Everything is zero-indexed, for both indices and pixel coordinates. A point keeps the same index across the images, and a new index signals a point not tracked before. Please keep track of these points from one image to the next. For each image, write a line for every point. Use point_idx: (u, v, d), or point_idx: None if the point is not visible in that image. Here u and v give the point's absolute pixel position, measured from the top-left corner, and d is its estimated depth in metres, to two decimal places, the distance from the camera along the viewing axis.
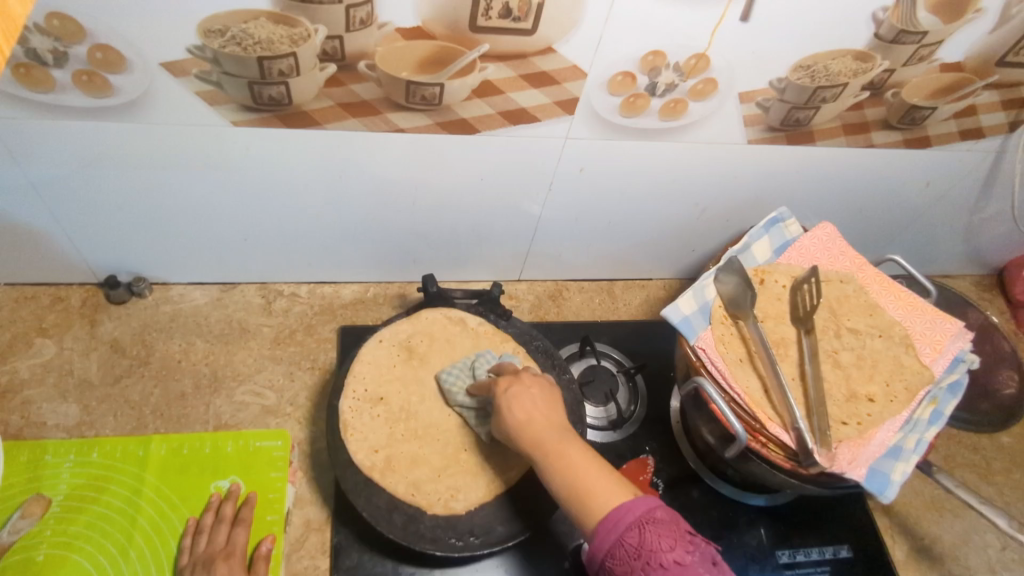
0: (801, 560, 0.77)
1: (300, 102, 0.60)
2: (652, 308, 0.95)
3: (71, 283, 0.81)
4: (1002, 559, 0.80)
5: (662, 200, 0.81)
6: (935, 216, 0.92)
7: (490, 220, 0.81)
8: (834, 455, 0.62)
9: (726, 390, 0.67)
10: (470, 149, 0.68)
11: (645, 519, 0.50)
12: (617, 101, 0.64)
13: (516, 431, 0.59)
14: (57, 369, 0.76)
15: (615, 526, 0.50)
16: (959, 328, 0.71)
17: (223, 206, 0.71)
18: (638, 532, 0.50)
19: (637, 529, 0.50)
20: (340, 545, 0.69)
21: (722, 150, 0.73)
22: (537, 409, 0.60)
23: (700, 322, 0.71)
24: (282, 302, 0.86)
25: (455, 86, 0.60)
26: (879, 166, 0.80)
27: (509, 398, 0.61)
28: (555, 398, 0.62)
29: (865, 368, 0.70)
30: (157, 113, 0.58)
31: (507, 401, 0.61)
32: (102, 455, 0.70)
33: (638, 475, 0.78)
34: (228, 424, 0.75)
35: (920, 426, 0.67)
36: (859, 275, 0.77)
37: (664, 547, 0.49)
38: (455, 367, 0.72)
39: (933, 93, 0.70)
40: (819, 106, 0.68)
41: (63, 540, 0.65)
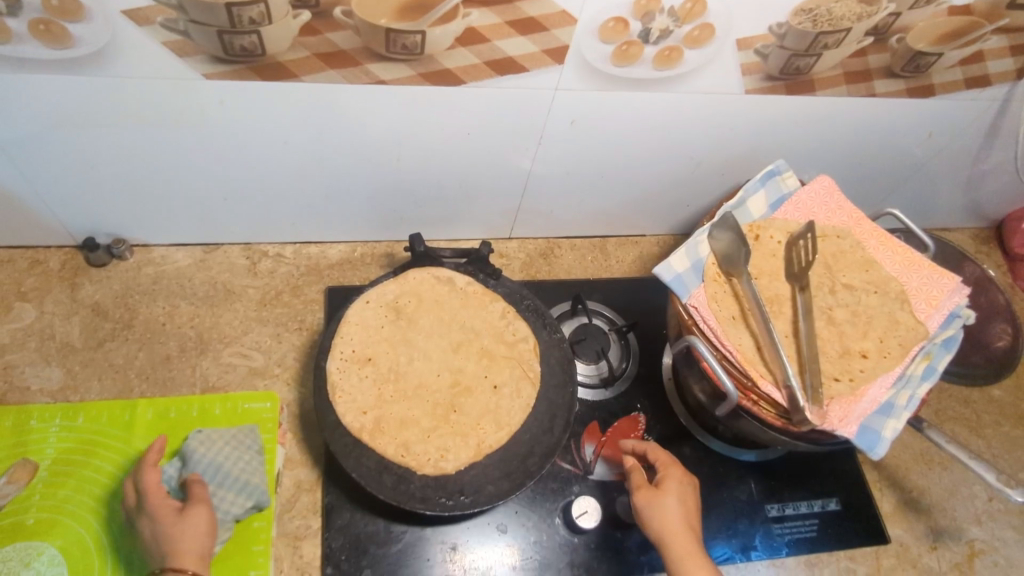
0: (789, 513, 0.78)
1: (274, 53, 0.56)
2: (646, 265, 0.94)
3: (49, 246, 0.79)
4: (988, 510, 0.81)
5: (656, 154, 0.78)
6: (936, 168, 0.90)
7: (479, 176, 0.78)
8: (826, 413, 0.62)
9: (717, 348, 0.66)
10: (456, 103, 0.65)
11: None
12: (609, 49, 0.61)
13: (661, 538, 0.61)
14: (39, 334, 0.75)
15: None
16: (956, 284, 0.70)
17: (200, 165, 0.69)
18: None
19: None
20: (331, 505, 0.69)
21: (719, 101, 0.70)
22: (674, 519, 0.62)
23: (692, 280, 0.69)
24: (267, 263, 0.84)
25: (437, 34, 0.56)
26: (881, 116, 0.78)
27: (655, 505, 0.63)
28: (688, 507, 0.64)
29: (859, 325, 0.70)
30: (123, 66, 0.55)
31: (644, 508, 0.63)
32: (88, 419, 0.70)
33: (628, 433, 0.78)
34: (216, 386, 0.75)
35: (912, 382, 0.66)
36: (856, 230, 0.76)
37: None
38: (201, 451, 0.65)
39: (940, 38, 0.67)
40: (821, 53, 0.65)
41: (52, 504, 0.65)
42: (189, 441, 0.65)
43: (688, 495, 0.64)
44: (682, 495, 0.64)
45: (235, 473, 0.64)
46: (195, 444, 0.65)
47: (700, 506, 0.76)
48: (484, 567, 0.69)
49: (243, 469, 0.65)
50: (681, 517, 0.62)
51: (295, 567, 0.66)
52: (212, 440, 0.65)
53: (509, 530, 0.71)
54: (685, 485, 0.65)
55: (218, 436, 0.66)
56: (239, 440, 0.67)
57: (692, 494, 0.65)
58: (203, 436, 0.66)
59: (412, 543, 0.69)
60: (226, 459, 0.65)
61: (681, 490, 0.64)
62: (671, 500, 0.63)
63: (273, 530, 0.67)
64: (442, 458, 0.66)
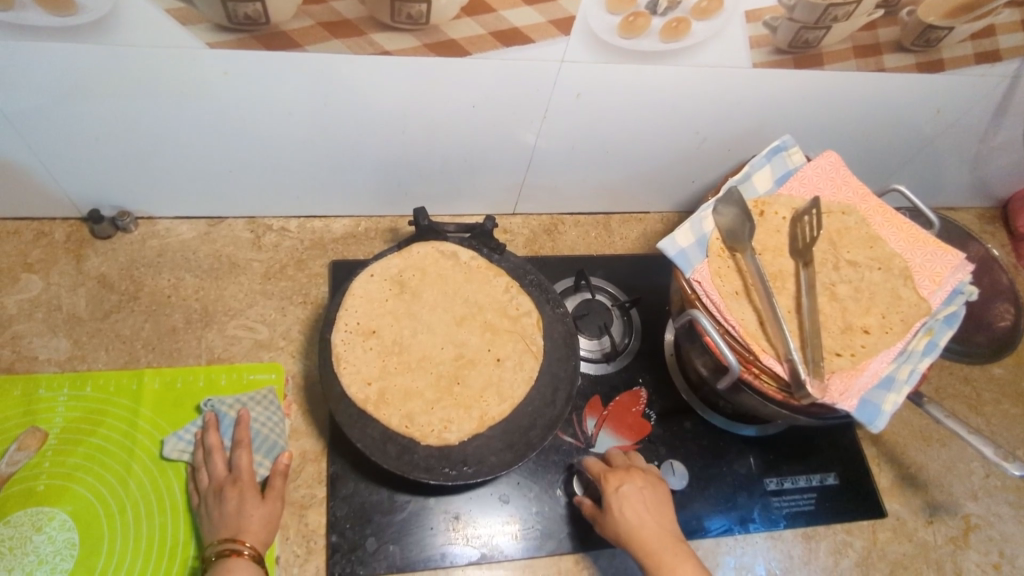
0: (788, 487, 0.78)
1: (278, 21, 0.56)
2: (649, 241, 0.94)
3: (54, 218, 0.79)
4: (985, 486, 0.82)
5: (662, 129, 0.78)
6: (943, 145, 0.89)
7: (483, 150, 0.78)
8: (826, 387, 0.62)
9: (720, 322, 0.66)
10: (461, 75, 0.65)
11: None
12: (616, 20, 0.61)
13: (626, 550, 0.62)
14: (46, 305, 0.75)
15: None
16: (960, 260, 0.70)
17: (203, 136, 0.69)
18: None
19: None
20: (336, 474, 0.70)
21: (726, 75, 0.69)
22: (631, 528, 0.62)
23: (696, 255, 0.69)
24: (271, 237, 0.84)
25: (442, 3, 0.56)
26: (889, 92, 0.77)
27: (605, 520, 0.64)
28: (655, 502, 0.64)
29: (862, 300, 0.70)
30: (127, 34, 0.55)
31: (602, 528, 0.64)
32: (96, 389, 0.71)
33: (631, 407, 0.79)
34: (221, 357, 0.75)
35: (913, 357, 0.67)
36: (861, 207, 0.75)
37: None
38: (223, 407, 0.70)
39: (952, 12, 0.66)
40: (830, 26, 0.64)
41: (62, 471, 0.66)
42: (221, 410, 0.70)
43: (631, 501, 0.63)
44: (625, 506, 0.63)
45: (270, 435, 0.69)
46: (228, 415, 0.69)
47: (700, 479, 0.77)
48: (487, 537, 0.70)
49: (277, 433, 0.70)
50: (632, 528, 0.62)
51: (301, 534, 0.68)
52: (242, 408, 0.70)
53: (511, 500, 0.72)
54: (623, 491, 0.64)
55: (249, 403, 0.71)
56: (268, 404, 0.71)
57: (639, 496, 0.64)
58: (235, 404, 0.70)
59: (416, 512, 0.70)
60: (261, 424, 0.70)
61: (621, 499, 0.64)
62: (615, 514, 0.63)
63: None
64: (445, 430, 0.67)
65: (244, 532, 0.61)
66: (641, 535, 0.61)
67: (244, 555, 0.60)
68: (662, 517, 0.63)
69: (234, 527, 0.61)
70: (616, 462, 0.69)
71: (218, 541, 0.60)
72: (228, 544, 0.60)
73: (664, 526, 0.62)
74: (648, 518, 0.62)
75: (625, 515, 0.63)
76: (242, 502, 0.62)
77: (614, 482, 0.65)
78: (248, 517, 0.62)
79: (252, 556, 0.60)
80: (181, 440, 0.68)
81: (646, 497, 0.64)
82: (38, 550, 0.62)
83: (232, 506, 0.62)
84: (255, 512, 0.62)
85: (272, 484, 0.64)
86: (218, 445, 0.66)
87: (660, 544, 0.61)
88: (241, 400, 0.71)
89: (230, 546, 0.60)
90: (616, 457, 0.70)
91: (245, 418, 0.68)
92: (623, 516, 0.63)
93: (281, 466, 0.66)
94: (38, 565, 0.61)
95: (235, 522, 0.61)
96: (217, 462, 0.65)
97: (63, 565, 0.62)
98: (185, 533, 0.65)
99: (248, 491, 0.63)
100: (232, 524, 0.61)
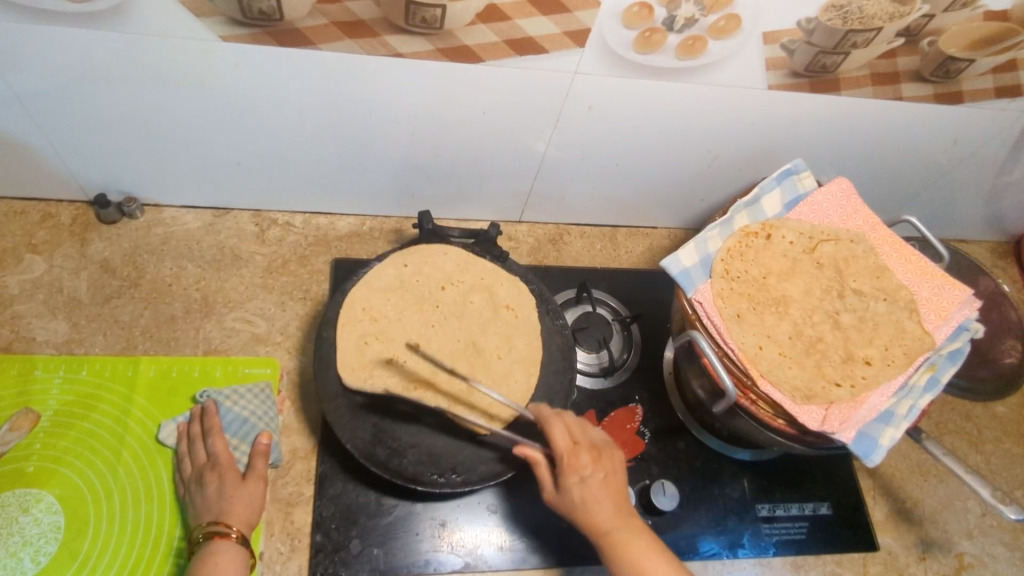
0: (779, 514, 0.78)
1: (293, 18, 0.56)
2: (654, 257, 0.93)
3: (61, 200, 0.79)
4: (981, 525, 0.81)
5: (674, 146, 0.77)
6: (958, 177, 0.88)
7: (492, 157, 0.78)
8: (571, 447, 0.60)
9: (719, 345, 0.65)
10: (473, 80, 0.64)
11: None
12: (632, 35, 0.60)
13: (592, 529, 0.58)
14: (47, 287, 0.75)
15: None
16: (968, 296, 0.69)
17: (212, 128, 0.69)
18: None
19: None
20: (325, 474, 0.70)
21: (741, 94, 0.68)
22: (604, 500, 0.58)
23: (700, 275, 0.69)
24: (276, 231, 0.84)
25: (458, 8, 0.55)
26: (906, 121, 0.76)
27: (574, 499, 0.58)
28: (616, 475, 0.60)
29: (865, 331, 0.69)
30: (143, 24, 0.55)
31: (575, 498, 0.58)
32: (91, 373, 0.71)
33: (625, 423, 0.79)
34: (218, 349, 0.75)
35: (914, 392, 0.66)
36: (871, 235, 0.74)
37: None
38: (215, 395, 0.69)
39: (972, 45, 0.65)
40: (848, 52, 0.64)
41: (52, 454, 0.66)
42: (217, 398, 0.69)
43: (593, 491, 0.58)
44: (583, 495, 0.58)
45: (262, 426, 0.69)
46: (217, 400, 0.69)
47: (690, 502, 0.76)
48: (472, 546, 0.69)
49: (268, 424, 0.70)
50: (596, 519, 0.58)
51: (286, 532, 0.67)
52: (230, 397, 0.70)
53: (499, 511, 0.71)
54: (589, 478, 0.58)
55: (236, 394, 0.70)
56: (261, 397, 0.71)
57: (607, 484, 0.59)
58: (229, 394, 0.70)
59: (403, 517, 0.69)
60: (251, 413, 0.69)
61: (583, 490, 0.58)
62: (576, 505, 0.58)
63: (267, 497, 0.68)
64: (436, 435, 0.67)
65: (227, 515, 0.61)
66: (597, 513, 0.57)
67: (230, 536, 0.60)
68: (620, 494, 0.59)
69: (217, 509, 0.61)
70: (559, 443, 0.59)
71: (204, 525, 0.60)
72: (213, 527, 0.60)
73: (622, 500, 0.59)
74: (611, 501, 0.58)
75: (579, 503, 0.58)
76: (222, 485, 0.62)
77: (574, 473, 0.58)
78: (230, 501, 0.61)
79: (239, 538, 0.60)
80: (176, 425, 0.68)
81: (612, 482, 0.59)
82: (23, 532, 0.62)
83: (213, 490, 0.62)
84: (236, 494, 0.62)
85: (254, 464, 0.65)
86: (217, 429, 0.66)
87: (620, 523, 0.58)
88: (235, 390, 0.70)
89: (214, 528, 0.60)
90: (570, 428, 0.62)
91: (212, 408, 0.67)
92: (591, 509, 0.58)
93: (261, 446, 0.66)
94: (21, 546, 0.61)
95: (218, 506, 0.61)
96: (199, 450, 0.65)
97: (46, 548, 0.62)
98: (171, 524, 0.65)
99: (228, 475, 0.63)
100: (215, 507, 0.61)
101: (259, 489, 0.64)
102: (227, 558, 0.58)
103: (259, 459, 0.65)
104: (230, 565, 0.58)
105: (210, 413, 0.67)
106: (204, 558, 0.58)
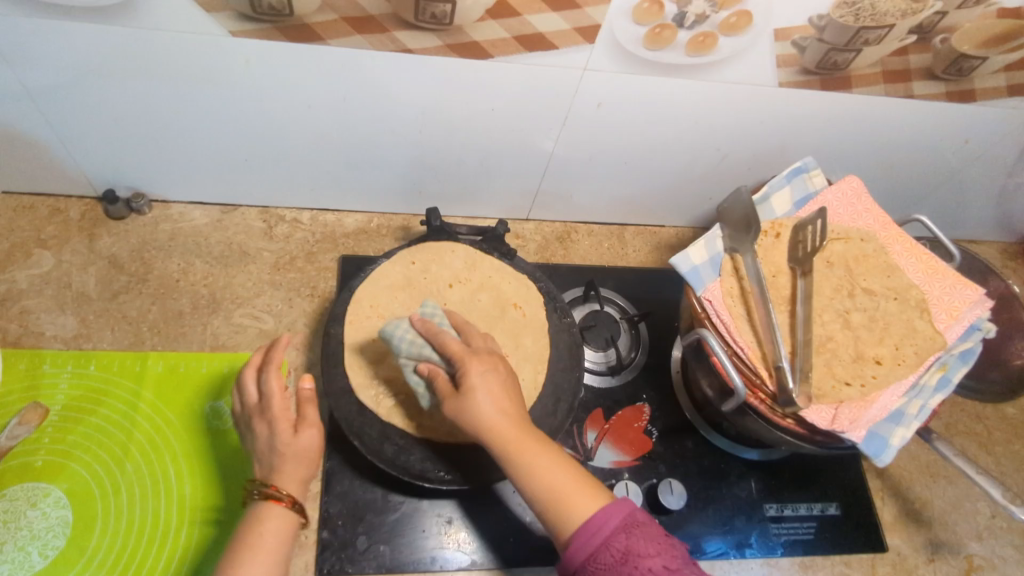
0: (787, 514, 0.77)
1: (302, 14, 0.56)
2: (662, 255, 0.93)
3: (70, 196, 0.80)
4: (990, 527, 0.80)
5: (683, 143, 0.77)
6: (969, 176, 0.87)
7: (500, 154, 0.78)
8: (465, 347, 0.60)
9: (729, 343, 0.65)
10: (482, 75, 0.64)
11: (625, 526, 0.53)
12: (642, 31, 0.60)
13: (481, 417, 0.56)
14: (56, 282, 0.75)
15: (597, 531, 0.52)
16: (980, 296, 0.68)
17: (221, 123, 0.69)
18: (624, 536, 0.52)
19: (623, 533, 0.53)
20: (332, 470, 0.70)
21: (752, 91, 0.68)
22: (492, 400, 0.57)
23: (708, 273, 0.69)
24: (284, 228, 0.84)
25: (468, 4, 0.55)
26: (916, 120, 0.75)
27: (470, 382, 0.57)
28: (512, 392, 0.59)
29: (876, 331, 0.68)
30: (154, 17, 0.55)
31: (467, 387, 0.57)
32: (100, 368, 0.71)
33: (633, 421, 0.79)
34: (225, 345, 0.75)
35: (925, 392, 0.66)
36: (882, 234, 0.74)
37: (648, 552, 0.51)
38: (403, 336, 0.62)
39: (985, 42, 0.64)
40: (861, 49, 0.63)
41: (60, 448, 0.66)
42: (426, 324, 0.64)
43: (488, 390, 0.57)
44: (480, 391, 0.57)
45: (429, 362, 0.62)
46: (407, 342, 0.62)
47: (697, 501, 0.76)
48: (478, 543, 0.69)
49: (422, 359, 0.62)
50: (491, 420, 0.56)
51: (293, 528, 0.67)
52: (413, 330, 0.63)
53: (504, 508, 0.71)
54: (483, 382, 0.58)
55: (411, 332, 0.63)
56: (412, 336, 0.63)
57: (498, 382, 0.58)
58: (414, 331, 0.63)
59: (409, 513, 0.69)
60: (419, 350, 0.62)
61: (482, 387, 0.57)
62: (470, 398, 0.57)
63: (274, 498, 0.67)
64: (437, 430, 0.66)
65: (279, 475, 0.55)
66: (501, 432, 0.56)
67: (281, 501, 0.54)
68: (516, 407, 0.58)
69: (269, 467, 0.56)
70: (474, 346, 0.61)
71: (258, 481, 0.55)
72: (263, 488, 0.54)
73: (517, 414, 0.58)
74: (504, 405, 0.57)
75: (484, 402, 0.56)
76: (275, 434, 0.56)
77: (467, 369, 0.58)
78: (279, 453, 0.56)
79: (291, 502, 0.54)
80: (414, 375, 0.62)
81: (501, 384, 0.59)
82: (31, 526, 0.62)
83: (265, 437, 0.57)
84: (290, 448, 0.56)
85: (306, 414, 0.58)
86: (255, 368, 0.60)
87: (518, 433, 0.56)
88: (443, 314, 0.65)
89: (265, 490, 0.54)
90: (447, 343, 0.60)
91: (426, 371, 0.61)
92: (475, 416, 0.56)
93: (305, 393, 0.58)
94: (30, 540, 0.61)
95: (270, 461, 0.56)
96: (252, 386, 0.60)
97: (54, 543, 0.62)
98: (176, 524, 0.64)
99: (280, 423, 0.57)
100: (270, 459, 0.56)
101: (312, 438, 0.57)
102: (274, 523, 0.53)
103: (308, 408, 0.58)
104: (277, 529, 0.53)
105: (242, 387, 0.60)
106: (250, 526, 0.53)
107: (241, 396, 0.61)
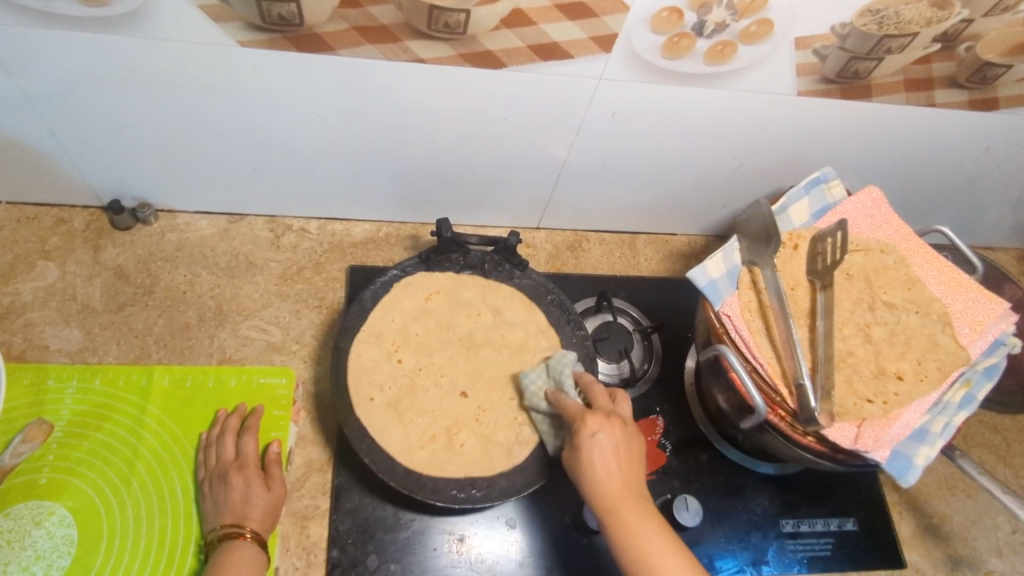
0: (804, 530, 0.76)
1: (312, 23, 0.54)
2: (674, 264, 0.91)
3: (74, 206, 0.78)
4: (1010, 543, 0.79)
5: (698, 152, 0.76)
6: (989, 184, 0.86)
7: (512, 162, 0.76)
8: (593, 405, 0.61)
9: (748, 359, 0.64)
10: (495, 84, 0.63)
11: None
12: (660, 41, 0.58)
13: (592, 484, 0.54)
14: (60, 294, 0.74)
15: None
16: (1005, 310, 0.66)
17: (227, 132, 0.67)
18: None
19: None
20: (341, 487, 0.69)
21: (769, 100, 0.67)
22: (620, 460, 0.55)
23: (726, 286, 0.67)
24: (291, 237, 0.83)
25: (482, 13, 0.53)
26: (937, 129, 0.74)
27: (592, 444, 0.55)
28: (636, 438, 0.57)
29: (897, 346, 0.67)
30: (162, 27, 0.53)
31: (591, 448, 0.55)
32: (105, 383, 0.69)
33: (647, 434, 0.77)
34: (232, 358, 0.74)
35: (949, 409, 0.64)
36: (901, 246, 0.72)
37: None
38: (537, 368, 0.69)
39: (1012, 50, 0.62)
40: (883, 57, 0.61)
41: (65, 465, 0.65)
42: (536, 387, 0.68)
43: (605, 452, 0.55)
44: (596, 452, 0.55)
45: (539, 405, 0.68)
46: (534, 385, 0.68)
47: (712, 517, 0.75)
48: (490, 561, 0.68)
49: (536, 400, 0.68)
50: (604, 489, 0.53)
51: (301, 547, 0.66)
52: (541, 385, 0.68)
53: (518, 526, 0.70)
54: (598, 439, 0.55)
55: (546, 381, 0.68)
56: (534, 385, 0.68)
57: (614, 445, 0.55)
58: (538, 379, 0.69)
59: (419, 531, 0.68)
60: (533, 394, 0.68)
61: (595, 448, 0.55)
62: (585, 459, 0.55)
63: (277, 542, 0.65)
64: (438, 458, 0.67)
65: (247, 518, 0.61)
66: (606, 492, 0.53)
67: (246, 537, 0.60)
68: (633, 475, 0.55)
69: (240, 512, 0.61)
70: (599, 403, 0.60)
71: (219, 527, 0.61)
72: (229, 529, 0.60)
73: (632, 480, 0.54)
74: (617, 466, 0.54)
75: (594, 465, 0.54)
76: (247, 488, 0.62)
77: (594, 422, 0.56)
78: (254, 503, 0.62)
79: (255, 539, 0.60)
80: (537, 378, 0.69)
81: (619, 445, 0.55)
82: (36, 545, 0.61)
83: (237, 491, 0.62)
84: (259, 501, 0.62)
85: (273, 472, 0.65)
86: (234, 429, 0.67)
87: (625, 501, 0.53)
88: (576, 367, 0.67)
89: (226, 530, 0.60)
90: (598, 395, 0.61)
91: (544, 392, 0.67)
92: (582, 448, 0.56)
93: (273, 454, 0.66)
94: (34, 560, 0.60)
95: (240, 510, 0.61)
96: (229, 444, 0.66)
97: (59, 562, 0.61)
98: (177, 554, 0.63)
99: (253, 478, 0.63)
100: (237, 509, 0.61)
101: (280, 495, 0.64)
102: (240, 558, 0.58)
103: (276, 467, 0.65)
104: (243, 564, 0.58)
105: (217, 458, 0.65)
106: (220, 558, 0.58)
107: (211, 454, 0.66)
